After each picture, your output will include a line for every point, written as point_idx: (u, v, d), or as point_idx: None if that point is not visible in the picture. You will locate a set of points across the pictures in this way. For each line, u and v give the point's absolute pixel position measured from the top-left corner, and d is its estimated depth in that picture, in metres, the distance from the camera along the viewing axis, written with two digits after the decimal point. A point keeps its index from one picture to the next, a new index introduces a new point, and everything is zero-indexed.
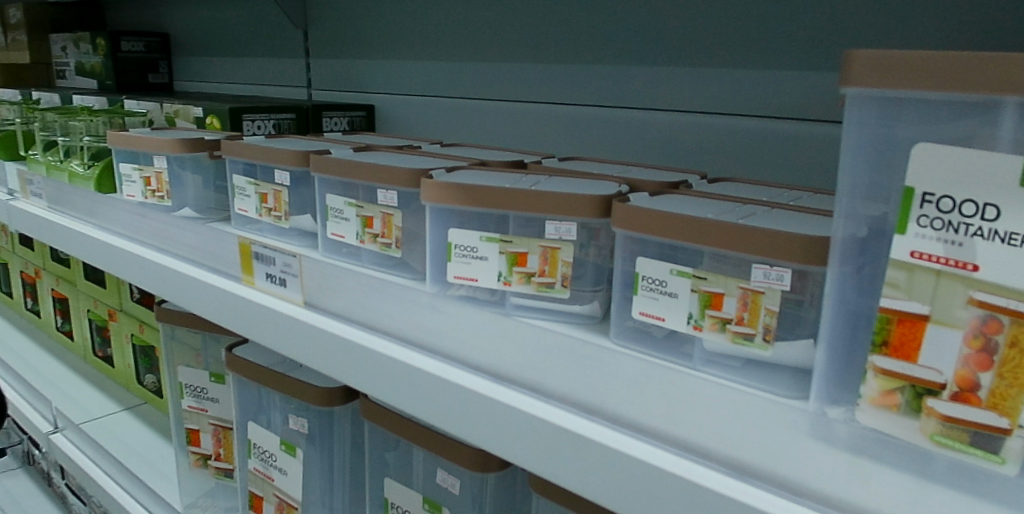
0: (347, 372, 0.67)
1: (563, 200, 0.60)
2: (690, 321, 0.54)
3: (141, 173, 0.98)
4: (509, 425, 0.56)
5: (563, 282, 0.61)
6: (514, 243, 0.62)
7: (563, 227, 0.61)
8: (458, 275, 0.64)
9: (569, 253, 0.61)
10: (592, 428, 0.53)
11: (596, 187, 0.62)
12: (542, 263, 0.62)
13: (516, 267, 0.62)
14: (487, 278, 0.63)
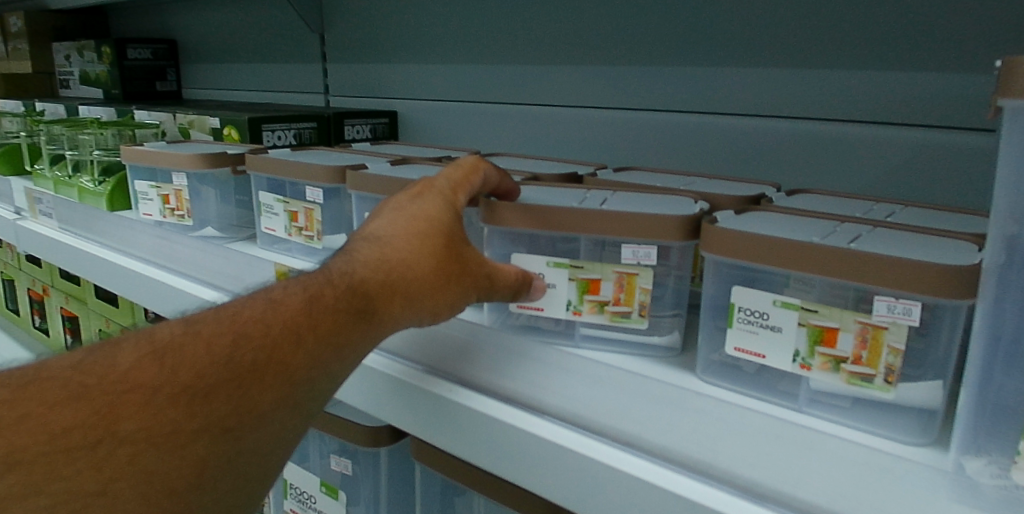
0: (390, 412, 0.59)
1: (644, 222, 0.53)
2: (797, 359, 0.48)
3: (158, 190, 0.92)
4: (585, 481, 0.47)
5: (641, 311, 0.55)
6: (585, 269, 0.55)
7: (641, 251, 0.54)
8: (520, 304, 0.58)
9: (648, 279, 0.55)
10: (692, 488, 0.44)
11: (677, 208, 0.56)
12: (616, 291, 0.55)
13: (587, 295, 0.56)
14: (555, 307, 0.57)
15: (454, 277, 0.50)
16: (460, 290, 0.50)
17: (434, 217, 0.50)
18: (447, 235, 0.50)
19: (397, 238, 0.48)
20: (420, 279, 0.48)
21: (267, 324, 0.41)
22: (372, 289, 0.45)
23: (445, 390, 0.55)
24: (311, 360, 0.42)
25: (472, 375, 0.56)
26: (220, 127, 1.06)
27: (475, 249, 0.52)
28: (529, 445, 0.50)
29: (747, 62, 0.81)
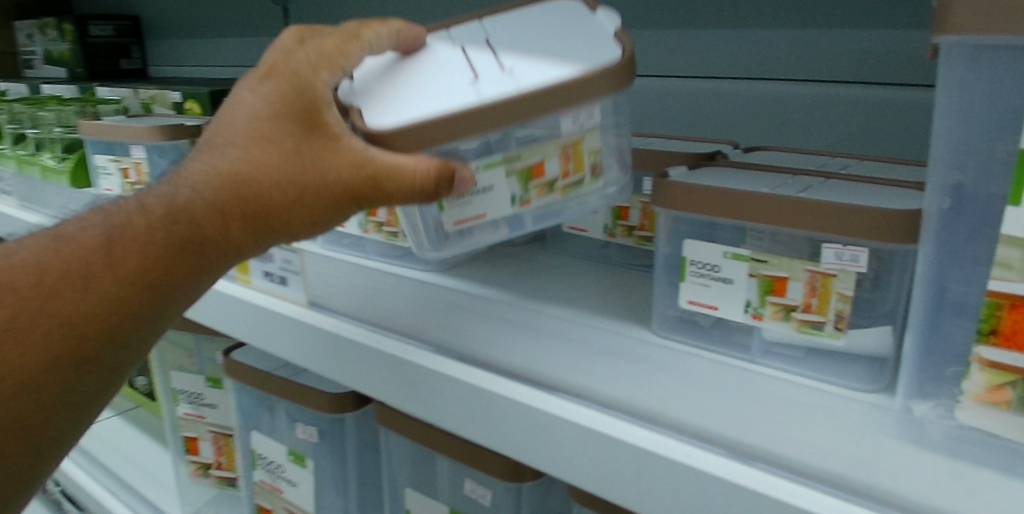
0: (349, 376, 0.56)
1: (578, 91, 0.42)
2: (748, 310, 0.49)
3: (118, 164, 0.91)
4: (547, 435, 0.45)
5: (595, 170, 0.47)
6: (524, 155, 0.46)
7: (581, 118, 0.45)
8: (458, 221, 0.48)
9: (594, 139, 0.46)
10: (657, 439, 0.42)
11: (595, 71, 0.42)
12: (563, 164, 0.46)
13: (532, 183, 0.46)
14: (499, 208, 0.47)
15: (317, 188, 0.44)
16: (331, 196, 0.45)
17: (286, 118, 0.44)
18: (303, 136, 0.44)
19: (239, 139, 0.44)
20: (271, 195, 0.45)
21: (90, 265, 0.45)
22: (216, 216, 0.45)
23: (401, 352, 0.53)
24: (150, 294, 0.46)
25: (432, 336, 0.54)
26: (182, 100, 1.04)
27: (348, 146, 0.43)
28: (488, 403, 0.48)
29: (706, 22, 0.81)
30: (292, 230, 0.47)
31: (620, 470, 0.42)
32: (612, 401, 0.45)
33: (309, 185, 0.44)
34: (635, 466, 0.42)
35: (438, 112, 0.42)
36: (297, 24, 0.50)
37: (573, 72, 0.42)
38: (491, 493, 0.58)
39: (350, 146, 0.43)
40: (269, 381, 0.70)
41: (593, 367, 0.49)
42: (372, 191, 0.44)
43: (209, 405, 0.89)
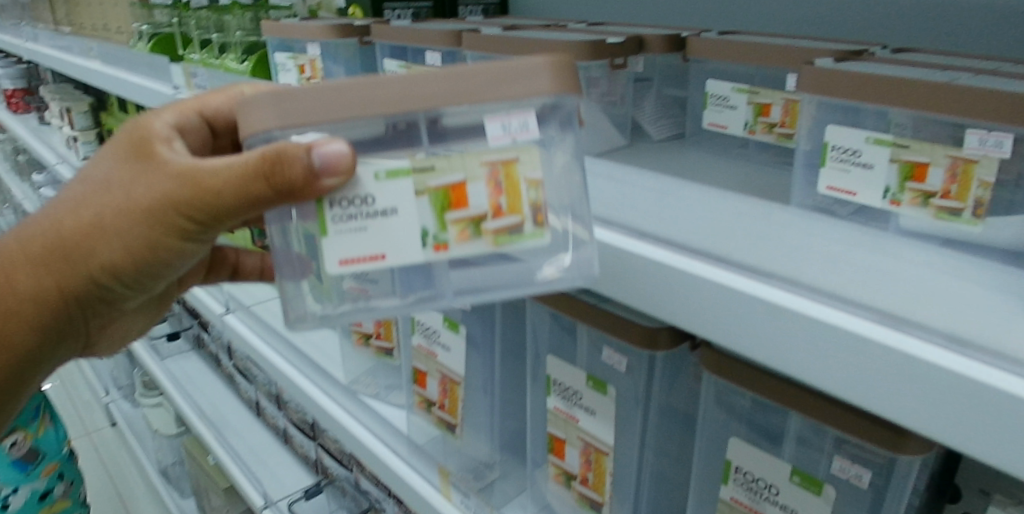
0: None
1: (517, 77, 0.38)
2: (888, 196, 0.52)
3: (295, 61, 1.02)
4: (674, 289, 0.48)
5: (538, 219, 0.41)
6: (438, 168, 0.40)
7: (513, 126, 0.40)
8: (342, 260, 0.41)
9: (531, 163, 0.41)
10: (780, 294, 0.43)
11: (519, 78, 0.38)
12: (492, 189, 0.41)
13: (450, 208, 0.41)
14: (400, 244, 0.41)
15: (137, 212, 0.49)
16: (163, 211, 0.47)
17: (109, 155, 0.50)
18: (131, 163, 0.48)
19: (95, 186, 0.50)
20: (83, 228, 0.52)
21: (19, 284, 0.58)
22: (75, 247, 0.54)
23: None
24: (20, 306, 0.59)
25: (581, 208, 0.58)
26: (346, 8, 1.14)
27: (163, 165, 0.47)
28: (633, 265, 0.50)
29: None
30: (115, 257, 0.53)
31: (759, 325, 0.43)
32: (759, 269, 0.46)
33: (136, 209, 0.49)
34: (774, 325, 0.42)
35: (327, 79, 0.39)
36: (203, 92, 0.59)
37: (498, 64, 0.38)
38: (627, 358, 0.60)
39: (169, 168, 0.46)
40: None
41: (737, 246, 0.50)
42: (200, 206, 0.45)
43: None
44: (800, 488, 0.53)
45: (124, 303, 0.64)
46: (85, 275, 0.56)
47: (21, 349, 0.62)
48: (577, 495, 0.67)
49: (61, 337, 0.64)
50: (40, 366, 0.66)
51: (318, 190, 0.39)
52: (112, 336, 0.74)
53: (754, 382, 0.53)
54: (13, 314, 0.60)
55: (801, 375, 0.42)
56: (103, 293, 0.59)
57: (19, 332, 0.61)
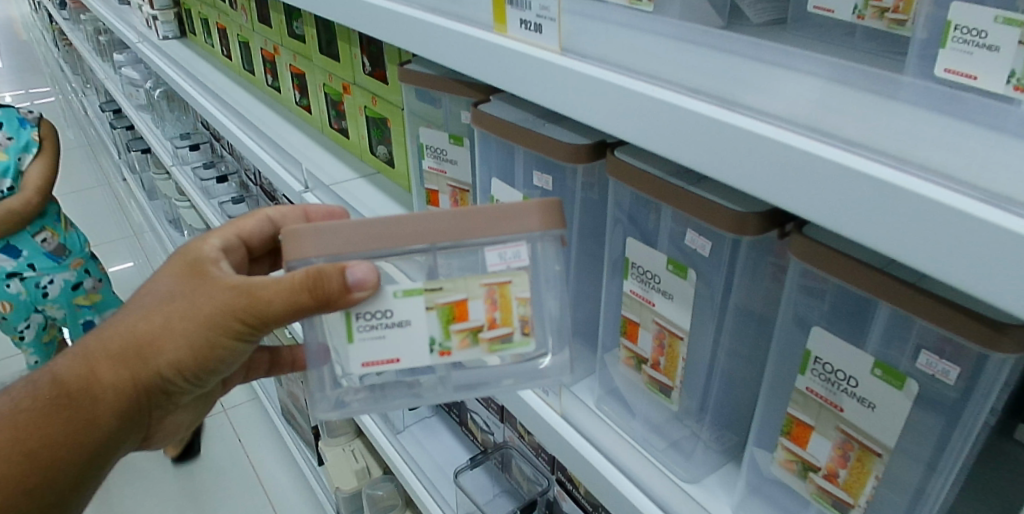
0: (591, 116, 0.60)
1: (511, 215, 0.55)
2: (1010, 82, 0.45)
3: None
4: (782, 166, 0.46)
5: (524, 329, 0.57)
6: (445, 291, 0.55)
7: (509, 258, 0.55)
8: (366, 361, 0.56)
9: (518, 287, 0.56)
10: (898, 175, 0.41)
11: (505, 226, 0.55)
12: (488, 308, 0.56)
13: (454, 324, 0.56)
14: (412, 351, 0.56)
15: (200, 317, 0.62)
16: (221, 319, 0.62)
17: (176, 274, 0.65)
18: (191, 280, 0.64)
19: (170, 293, 0.64)
20: (154, 330, 0.65)
21: (99, 373, 0.67)
22: (151, 347, 0.65)
23: (649, 91, 0.54)
24: (94, 388, 0.67)
25: (680, 81, 0.55)
26: None
27: (223, 281, 0.62)
28: (729, 138, 0.49)
29: None
30: (181, 359, 0.65)
31: (859, 201, 0.42)
32: (866, 146, 0.45)
33: (200, 314, 0.62)
34: (875, 201, 0.42)
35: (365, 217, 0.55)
36: (238, 217, 0.74)
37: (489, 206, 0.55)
38: (711, 244, 0.61)
39: (229, 282, 0.61)
40: (513, 133, 0.70)
41: (843, 123, 0.48)
42: (252, 313, 0.59)
43: (452, 161, 0.84)
44: (882, 382, 0.51)
45: (183, 398, 0.73)
46: (154, 374, 0.67)
47: (101, 431, 0.68)
48: (646, 378, 0.70)
49: (132, 425, 0.71)
50: (114, 455, 0.72)
51: (350, 300, 0.54)
52: (170, 431, 0.80)
53: (847, 271, 0.51)
54: (97, 405, 0.67)
55: (895, 253, 0.42)
56: (166, 387, 0.69)
57: (106, 416, 0.68)
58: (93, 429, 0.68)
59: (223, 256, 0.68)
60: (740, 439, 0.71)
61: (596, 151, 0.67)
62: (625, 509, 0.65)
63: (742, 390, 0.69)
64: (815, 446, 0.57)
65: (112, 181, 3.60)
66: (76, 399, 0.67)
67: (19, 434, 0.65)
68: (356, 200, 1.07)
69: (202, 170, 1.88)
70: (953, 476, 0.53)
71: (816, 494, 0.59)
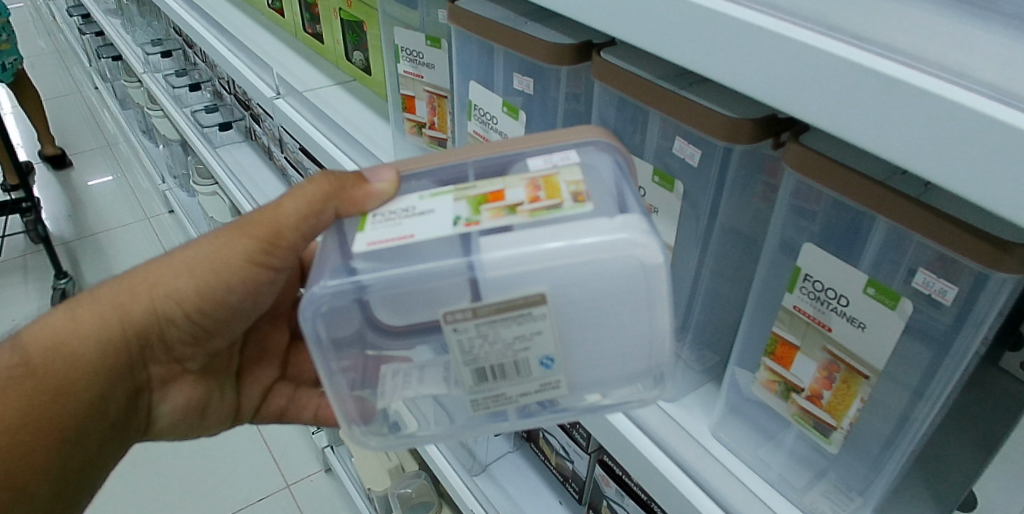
0: (580, 11, 0.54)
1: (568, 134, 0.52)
2: None
3: None
4: (786, 64, 0.41)
5: (576, 197, 0.44)
6: (477, 187, 0.47)
7: (556, 159, 0.48)
8: (371, 239, 0.45)
9: (569, 173, 0.46)
10: (910, 72, 0.37)
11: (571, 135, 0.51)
12: (531, 191, 0.45)
13: (487, 205, 0.45)
14: (429, 230, 0.44)
15: (207, 246, 0.59)
16: (234, 244, 0.58)
17: None
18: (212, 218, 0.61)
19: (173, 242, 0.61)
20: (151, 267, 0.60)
21: (82, 324, 0.58)
22: (145, 284, 0.60)
23: None
24: (79, 341, 0.58)
25: None
26: None
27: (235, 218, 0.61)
28: (729, 33, 0.44)
29: None
30: (184, 291, 0.60)
31: (864, 100, 0.38)
32: (875, 41, 0.40)
33: (206, 242, 0.59)
34: (882, 100, 0.37)
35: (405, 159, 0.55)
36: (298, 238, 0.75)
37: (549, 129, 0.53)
38: (700, 153, 0.56)
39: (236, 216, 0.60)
40: (489, 30, 0.65)
41: (853, 17, 0.43)
42: (268, 228, 0.55)
43: (429, 64, 0.78)
44: (874, 302, 0.49)
45: (181, 349, 0.66)
46: (150, 312, 0.61)
47: (82, 399, 0.58)
48: None
49: (120, 390, 0.62)
50: (96, 438, 0.61)
51: (368, 192, 0.50)
52: (170, 414, 0.69)
53: (848, 186, 0.47)
54: (76, 363, 0.58)
55: (898, 160, 0.38)
56: (164, 330, 0.62)
57: (83, 379, 0.58)
58: (68, 401, 0.57)
59: None
60: (722, 359, 0.70)
61: (582, 53, 0.61)
62: (605, 429, 0.63)
63: (726, 311, 0.67)
64: (799, 366, 0.55)
65: (84, 89, 3.47)
66: (47, 363, 0.56)
67: None
68: (332, 109, 1.00)
69: (173, 77, 1.79)
70: (939, 403, 0.51)
71: (797, 415, 0.57)
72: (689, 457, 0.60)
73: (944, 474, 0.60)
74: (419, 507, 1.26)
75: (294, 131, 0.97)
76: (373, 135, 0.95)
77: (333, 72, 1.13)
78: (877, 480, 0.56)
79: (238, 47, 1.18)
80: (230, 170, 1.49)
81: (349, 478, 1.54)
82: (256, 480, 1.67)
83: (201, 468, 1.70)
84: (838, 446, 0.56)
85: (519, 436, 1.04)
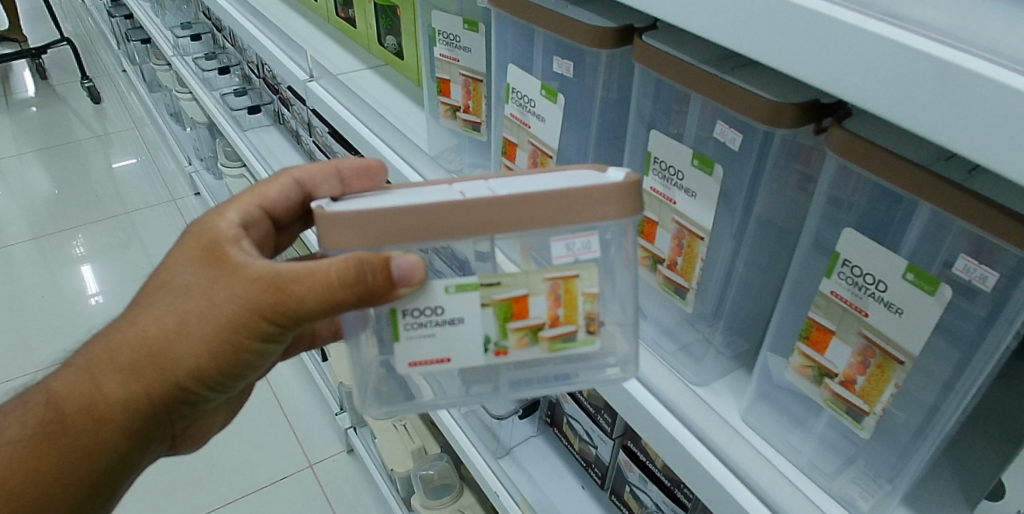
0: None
1: (598, 201, 0.47)
2: None
3: None
4: (835, 47, 0.41)
5: (590, 328, 0.51)
6: (505, 288, 0.49)
7: (578, 247, 0.49)
8: (412, 361, 0.50)
9: (589, 281, 0.50)
10: (960, 55, 0.37)
11: (598, 209, 0.47)
12: (552, 307, 0.50)
13: (512, 325, 0.50)
14: (463, 357, 0.50)
15: (221, 319, 0.56)
16: (246, 319, 0.55)
17: (187, 262, 0.57)
18: (211, 267, 0.56)
19: (179, 311, 0.56)
20: (165, 338, 0.58)
21: (107, 390, 0.60)
22: (160, 356, 0.58)
23: None
24: (101, 409, 0.61)
25: None
26: None
27: (246, 272, 0.54)
28: (778, 17, 0.44)
29: None
30: (203, 364, 0.59)
31: (916, 82, 0.38)
32: (928, 26, 0.40)
33: (219, 316, 0.56)
34: (932, 83, 0.38)
35: (413, 203, 0.46)
36: (261, 185, 0.68)
37: (578, 185, 0.47)
38: (740, 138, 0.57)
39: (247, 275, 0.54)
40: (530, 13, 0.65)
41: (902, 2, 0.43)
42: (289, 313, 0.53)
43: (466, 47, 0.78)
44: (913, 287, 0.49)
45: (204, 406, 0.66)
46: (170, 385, 0.60)
47: (115, 450, 0.63)
48: (662, 278, 0.67)
49: (150, 439, 0.66)
50: (130, 474, 0.67)
51: (394, 297, 0.48)
52: (193, 436, 0.74)
53: (893, 174, 0.47)
54: (105, 424, 0.61)
55: (947, 142, 0.38)
56: (188, 398, 0.62)
57: (113, 436, 0.62)
58: (99, 453, 0.62)
59: (242, 231, 0.60)
60: (753, 346, 0.70)
61: (623, 37, 0.61)
62: (637, 412, 0.64)
63: (757, 300, 0.67)
64: (834, 351, 0.56)
65: (112, 71, 3.52)
66: (79, 420, 0.61)
67: (17, 461, 0.61)
68: (366, 94, 1.01)
69: (202, 60, 1.81)
70: (971, 393, 0.51)
71: (830, 400, 0.58)
72: (719, 441, 0.61)
73: (973, 466, 0.60)
74: (442, 488, 1.27)
75: (329, 114, 0.98)
76: (406, 120, 0.96)
77: (364, 57, 1.14)
78: (906, 469, 0.56)
79: (270, 29, 1.19)
80: (257, 152, 1.51)
81: (370, 460, 1.56)
82: (279, 459, 1.69)
83: (226, 446, 1.72)
84: (870, 431, 0.56)
85: (542, 421, 1.05)
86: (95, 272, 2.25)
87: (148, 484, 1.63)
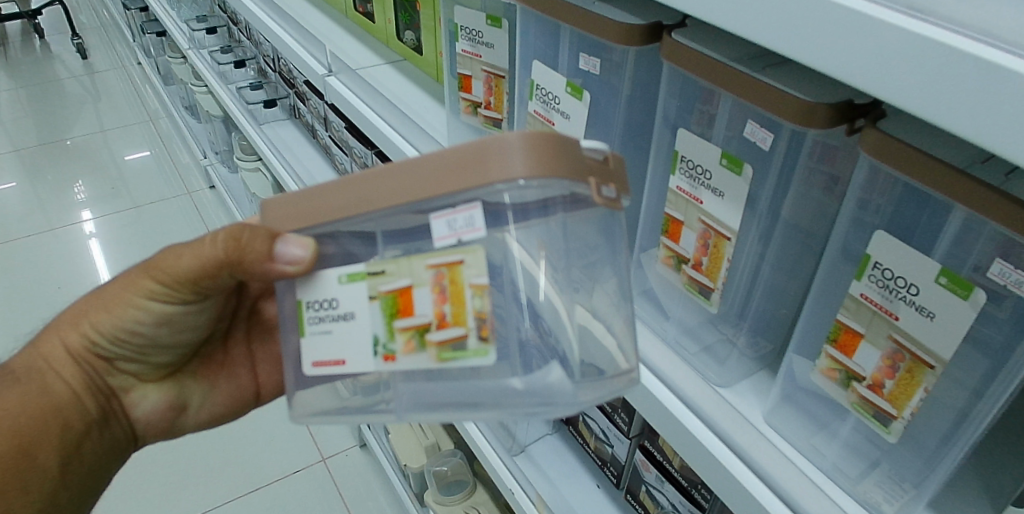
0: None
1: (485, 156, 0.43)
2: None
3: None
4: (876, 48, 0.41)
5: (481, 333, 0.47)
6: (388, 283, 0.49)
7: (460, 225, 0.45)
8: (315, 361, 0.54)
9: (472, 273, 0.46)
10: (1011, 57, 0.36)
11: (480, 170, 0.43)
12: (436, 307, 0.48)
13: (398, 324, 0.49)
14: (352, 357, 0.52)
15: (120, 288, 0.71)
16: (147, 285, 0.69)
17: None
18: None
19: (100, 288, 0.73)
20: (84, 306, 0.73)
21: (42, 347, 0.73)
22: (78, 315, 0.73)
23: None
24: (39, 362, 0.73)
25: None
26: None
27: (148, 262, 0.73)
28: (818, 16, 0.43)
29: None
30: (109, 321, 0.72)
31: (962, 84, 0.37)
32: (975, 27, 0.39)
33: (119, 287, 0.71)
34: (979, 85, 0.37)
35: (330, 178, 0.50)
36: None
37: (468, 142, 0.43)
38: (771, 138, 0.56)
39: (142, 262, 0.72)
40: (557, 8, 0.65)
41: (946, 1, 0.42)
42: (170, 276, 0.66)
43: (489, 43, 0.78)
44: (946, 291, 0.48)
45: (126, 365, 0.76)
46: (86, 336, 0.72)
47: (54, 402, 0.72)
48: (686, 278, 0.67)
49: (85, 399, 0.75)
50: (72, 437, 0.74)
51: (277, 269, 0.53)
52: (145, 419, 0.81)
53: (929, 177, 0.46)
54: (46, 374, 0.72)
55: (992, 144, 0.37)
56: (103, 349, 0.74)
57: (53, 388, 0.72)
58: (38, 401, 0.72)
59: None
60: (776, 348, 0.70)
61: (652, 34, 0.61)
62: (659, 412, 0.64)
63: (780, 301, 0.67)
64: (862, 355, 0.55)
65: (127, 64, 3.54)
66: (26, 373, 0.72)
67: None
68: (384, 89, 1.01)
69: (218, 54, 1.82)
70: (1003, 399, 0.50)
71: (857, 404, 0.57)
72: (742, 443, 0.61)
73: (1000, 474, 0.59)
74: (455, 485, 1.27)
75: (348, 109, 0.98)
76: (426, 115, 0.96)
77: (382, 51, 1.14)
78: (932, 475, 0.56)
79: (288, 23, 1.19)
80: (273, 146, 1.51)
81: (383, 454, 1.57)
82: (291, 453, 1.70)
83: (237, 438, 1.73)
84: (897, 436, 0.55)
85: (558, 420, 1.05)
86: (108, 263, 2.26)
87: (160, 474, 1.64)
